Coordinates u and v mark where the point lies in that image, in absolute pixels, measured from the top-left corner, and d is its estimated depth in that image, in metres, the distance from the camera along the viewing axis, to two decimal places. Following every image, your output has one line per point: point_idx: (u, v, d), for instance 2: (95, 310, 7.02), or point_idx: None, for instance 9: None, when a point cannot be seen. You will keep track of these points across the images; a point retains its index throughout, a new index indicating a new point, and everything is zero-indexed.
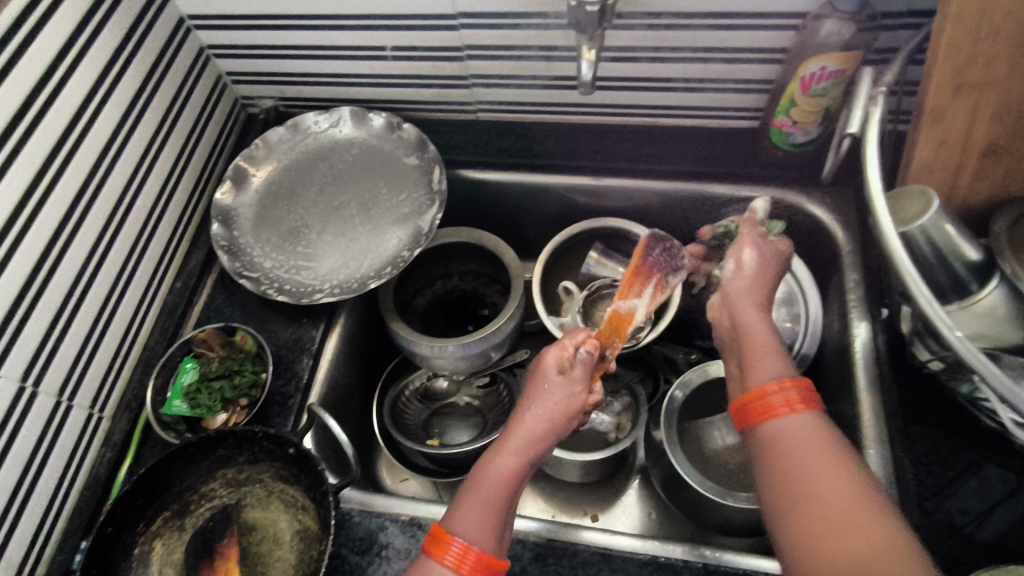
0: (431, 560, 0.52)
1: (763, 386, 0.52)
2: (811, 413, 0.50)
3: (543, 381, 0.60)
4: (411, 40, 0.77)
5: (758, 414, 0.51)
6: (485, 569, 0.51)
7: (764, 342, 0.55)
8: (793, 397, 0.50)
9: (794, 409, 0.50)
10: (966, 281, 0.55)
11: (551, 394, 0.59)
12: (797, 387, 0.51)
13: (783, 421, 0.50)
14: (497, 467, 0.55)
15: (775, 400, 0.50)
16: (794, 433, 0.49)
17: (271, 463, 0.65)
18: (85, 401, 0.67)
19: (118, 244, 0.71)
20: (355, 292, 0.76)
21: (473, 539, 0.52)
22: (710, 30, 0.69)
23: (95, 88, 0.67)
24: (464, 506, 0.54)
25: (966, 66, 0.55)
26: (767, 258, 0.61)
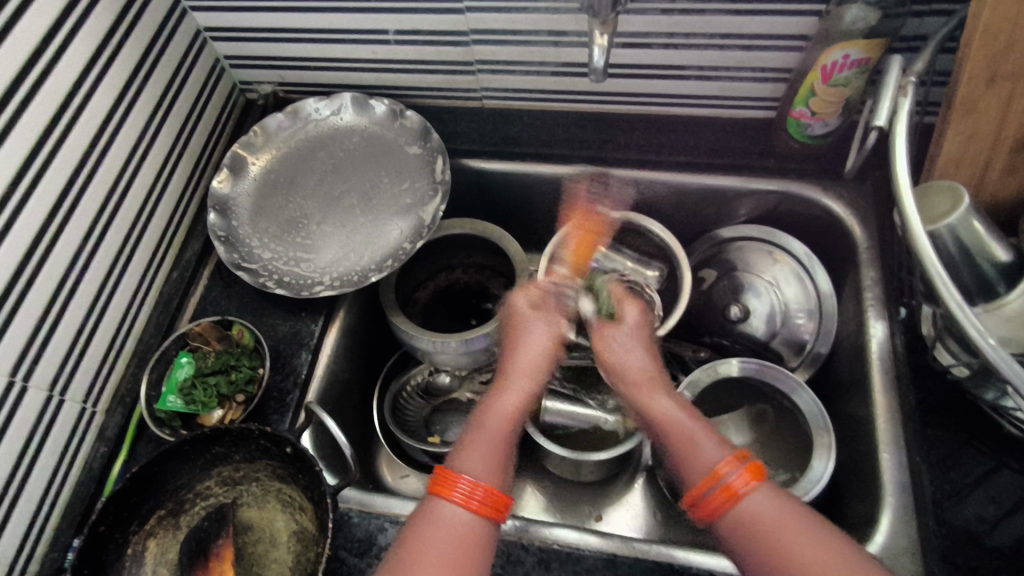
0: (436, 496, 0.50)
1: (712, 472, 0.49)
2: (763, 486, 0.47)
3: (518, 327, 0.65)
4: (415, 24, 0.74)
5: (719, 504, 0.47)
6: (494, 507, 0.49)
7: (685, 421, 0.54)
8: (747, 477, 0.47)
9: (753, 489, 0.47)
10: (994, 282, 0.52)
11: (520, 329, 0.64)
12: (744, 461, 0.48)
13: (745, 504, 0.47)
14: (494, 407, 0.58)
15: (730, 484, 0.47)
16: (763, 515, 0.46)
17: (268, 461, 0.63)
18: (78, 395, 0.66)
19: (112, 234, 0.69)
20: (355, 286, 0.74)
21: (483, 475, 0.51)
22: (728, 15, 0.66)
23: (86, 71, 0.64)
24: (468, 451, 0.53)
25: (1001, 55, 0.52)
26: (628, 344, 0.62)
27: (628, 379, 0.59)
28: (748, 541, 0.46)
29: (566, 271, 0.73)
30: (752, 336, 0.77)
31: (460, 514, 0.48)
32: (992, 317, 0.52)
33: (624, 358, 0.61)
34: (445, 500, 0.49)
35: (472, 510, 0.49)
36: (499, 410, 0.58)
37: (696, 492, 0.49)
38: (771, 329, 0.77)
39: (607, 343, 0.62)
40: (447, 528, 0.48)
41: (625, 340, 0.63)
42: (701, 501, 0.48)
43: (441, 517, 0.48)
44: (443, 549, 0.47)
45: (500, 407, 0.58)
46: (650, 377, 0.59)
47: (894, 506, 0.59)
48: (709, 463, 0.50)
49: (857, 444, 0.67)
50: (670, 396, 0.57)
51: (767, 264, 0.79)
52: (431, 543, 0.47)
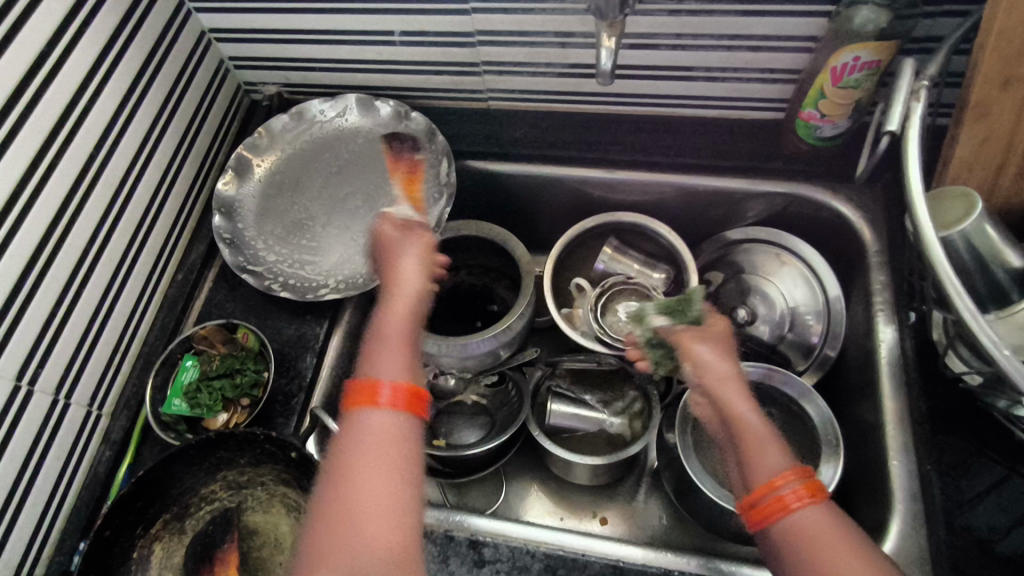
0: (357, 410, 0.46)
1: (769, 481, 0.47)
2: (817, 504, 0.46)
3: (390, 241, 0.58)
4: (420, 25, 0.74)
5: (770, 514, 0.46)
6: (414, 402, 0.46)
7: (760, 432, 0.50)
8: (801, 492, 0.46)
9: (805, 504, 0.45)
10: (1007, 290, 0.52)
11: (383, 244, 0.58)
12: (803, 476, 0.46)
13: (796, 520, 0.45)
14: (385, 317, 0.52)
15: (784, 498, 0.46)
16: (809, 528, 0.45)
17: (273, 465, 0.63)
18: (84, 399, 0.66)
19: (117, 236, 0.69)
20: (361, 290, 0.75)
21: (398, 373, 0.47)
22: (737, 17, 0.65)
23: (91, 74, 0.64)
24: (377, 357, 0.49)
25: (1016, 59, 0.51)
26: (715, 346, 0.57)
27: (708, 380, 0.54)
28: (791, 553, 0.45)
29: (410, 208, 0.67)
30: (758, 340, 0.78)
31: (380, 416, 0.45)
32: (1004, 324, 0.50)
33: (703, 358, 0.55)
34: (364, 410, 0.46)
35: (390, 408, 0.46)
36: (389, 308, 0.53)
37: (752, 499, 0.47)
38: (778, 333, 0.78)
39: (688, 340, 0.57)
40: (372, 430, 0.45)
41: (710, 340, 0.57)
42: (753, 507, 0.47)
43: (363, 426, 0.45)
44: (372, 454, 0.44)
45: (394, 314, 0.52)
46: (732, 380, 0.53)
47: (903, 514, 0.58)
48: (771, 474, 0.47)
49: (865, 449, 0.66)
50: (750, 403, 0.52)
51: (773, 266, 0.79)
52: (359, 452, 0.44)
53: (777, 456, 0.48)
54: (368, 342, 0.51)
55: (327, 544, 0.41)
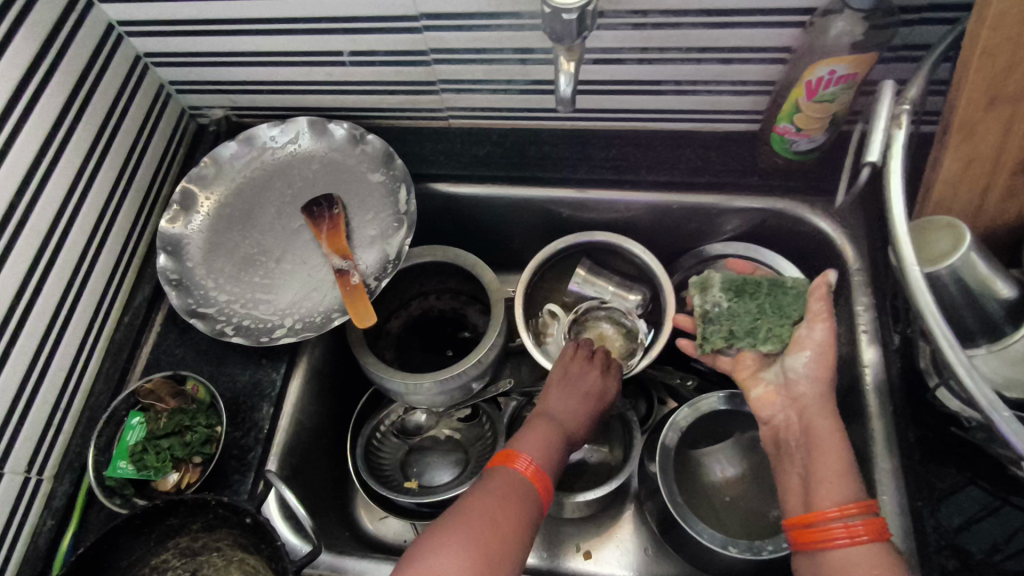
0: (501, 464, 0.60)
1: (825, 509, 0.51)
2: (872, 544, 0.49)
3: (551, 394, 0.68)
4: (370, 45, 0.69)
5: (816, 539, 0.51)
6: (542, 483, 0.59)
7: (834, 460, 0.53)
8: (857, 527, 0.49)
9: (857, 540, 0.49)
10: (999, 323, 0.49)
11: (583, 391, 0.68)
12: (861, 515, 0.50)
13: (841, 551, 0.49)
14: (533, 434, 0.63)
15: (836, 529, 0.50)
16: (853, 561, 0.49)
17: (228, 531, 0.59)
18: (20, 465, 0.61)
19: (49, 287, 0.64)
20: (318, 330, 0.70)
21: (536, 456, 0.61)
22: (705, 29, 0.61)
23: (7, 114, 0.58)
24: (531, 439, 0.63)
25: (1001, 78, 0.48)
26: (831, 353, 0.58)
27: (803, 388, 0.58)
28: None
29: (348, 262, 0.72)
30: None
31: (519, 476, 0.58)
32: (998, 358, 0.48)
33: (821, 361, 0.58)
34: (503, 468, 0.59)
35: (525, 476, 0.58)
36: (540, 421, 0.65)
37: (801, 520, 0.52)
38: None
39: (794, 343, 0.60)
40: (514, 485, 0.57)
41: (824, 343, 0.58)
42: (804, 529, 0.52)
43: (504, 474, 0.58)
44: (502, 493, 0.56)
45: (540, 431, 0.64)
46: (822, 399, 0.57)
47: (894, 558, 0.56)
48: (834, 501, 0.51)
49: None
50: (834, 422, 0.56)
51: None
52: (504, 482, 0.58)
53: (847, 487, 0.52)
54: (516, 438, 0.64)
55: (437, 554, 0.51)
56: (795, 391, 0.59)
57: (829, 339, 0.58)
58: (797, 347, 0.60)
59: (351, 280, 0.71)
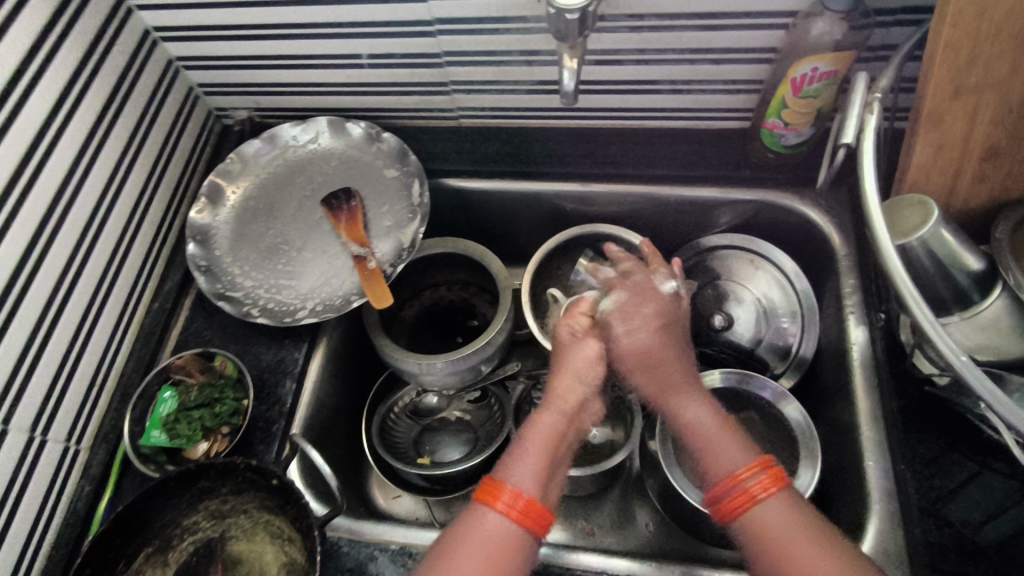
0: (480, 507, 0.52)
1: (733, 474, 0.53)
2: (780, 495, 0.52)
3: (554, 387, 0.60)
4: (387, 48, 0.74)
5: (737, 506, 0.52)
6: (535, 518, 0.51)
7: (715, 422, 0.57)
8: (765, 482, 0.52)
9: (770, 494, 0.51)
10: (969, 292, 0.53)
11: (580, 362, 0.61)
12: (764, 468, 0.52)
13: (761, 508, 0.51)
14: (521, 453, 0.55)
15: (751, 488, 0.52)
16: (774, 521, 0.51)
17: (255, 494, 0.63)
18: (61, 434, 0.65)
19: (89, 269, 0.68)
20: (338, 312, 0.74)
21: (525, 485, 0.52)
22: (698, 31, 0.67)
23: (56, 110, 0.64)
24: (518, 459, 0.54)
25: (965, 68, 0.53)
26: (682, 311, 0.66)
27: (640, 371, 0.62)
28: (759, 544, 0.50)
29: (365, 248, 0.78)
30: (737, 344, 0.77)
31: (503, 523, 0.51)
32: (968, 325, 0.53)
33: (661, 316, 0.64)
34: (485, 512, 0.52)
35: (507, 517, 0.51)
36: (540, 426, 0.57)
37: (717, 492, 0.53)
38: (755, 337, 0.77)
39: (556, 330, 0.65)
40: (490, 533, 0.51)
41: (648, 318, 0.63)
42: (719, 500, 0.53)
43: (484, 522, 0.51)
44: (482, 548, 0.50)
45: (536, 439, 0.56)
46: (666, 373, 0.61)
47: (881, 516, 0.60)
48: (735, 465, 0.53)
49: (842, 449, 0.68)
50: (686, 397, 0.59)
51: (749, 272, 0.79)
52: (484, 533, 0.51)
53: (739, 444, 0.55)
54: (510, 451, 0.56)
55: None
56: (635, 349, 0.61)
57: (675, 301, 0.66)
58: (637, 311, 0.63)
59: (367, 265, 0.76)
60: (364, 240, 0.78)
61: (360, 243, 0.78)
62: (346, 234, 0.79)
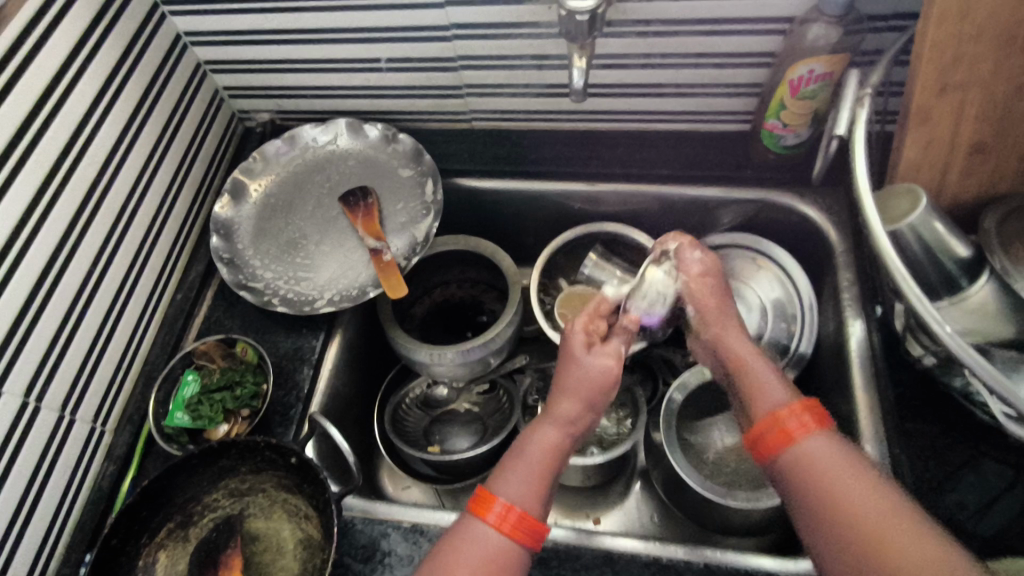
0: (473, 519, 0.53)
1: (775, 415, 0.54)
2: (824, 433, 0.52)
3: (558, 401, 0.61)
4: (405, 52, 0.78)
5: (779, 444, 0.53)
6: (526, 531, 0.53)
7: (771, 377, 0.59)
8: (807, 421, 0.53)
9: (811, 431, 0.52)
10: (957, 278, 0.56)
11: (586, 377, 0.62)
12: (807, 409, 0.54)
13: (804, 443, 0.52)
14: (518, 465, 0.57)
15: (794, 427, 0.53)
16: (818, 457, 0.51)
17: (273, 472, 0.66)
18: (88, 414, 0.68)
19: (120, 257, 0.72)
20: (354, 302, 0.77)
21: (518, 498, 0.54)
22: (700, 35, 0.70)
23: (94, 105, 0.68)
24: (510, 472, 0.56)
25: (950, 68, 0.56)
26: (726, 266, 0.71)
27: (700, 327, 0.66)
28: (805, 481, 0.50)
29: (382, 242, 0.80)
30: None
31: (494, 534, 0.52)
32: (957, 309, 0.56)
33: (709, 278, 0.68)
34: (477, 520, 0.53)
35: (500, 528, 0.52)
36: (539, 438, 0.59)
37: (761, 432, 0.54)
38: (756, 333, 0.79)
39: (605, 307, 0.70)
40: (483, 544, 0.51)
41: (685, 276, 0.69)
42: (763, 442, 0.54)
43: (476, 533, 0.52)
44: (478, 553, 0.51)
45: (534, 455, 0.57)
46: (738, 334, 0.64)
47: None
48: (777, 407, 0.55)
49: None
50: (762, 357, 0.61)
51: (751, 270, 0.81)
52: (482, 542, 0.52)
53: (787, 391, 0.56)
54: (505, 459, 0.58)
55: None
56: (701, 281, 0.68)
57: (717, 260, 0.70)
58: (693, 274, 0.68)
59: (384, 257, 0.79)
60: (380, 235, 0.81)
61: (377, 237, 0.81)
62: (363, 230, 0.81)
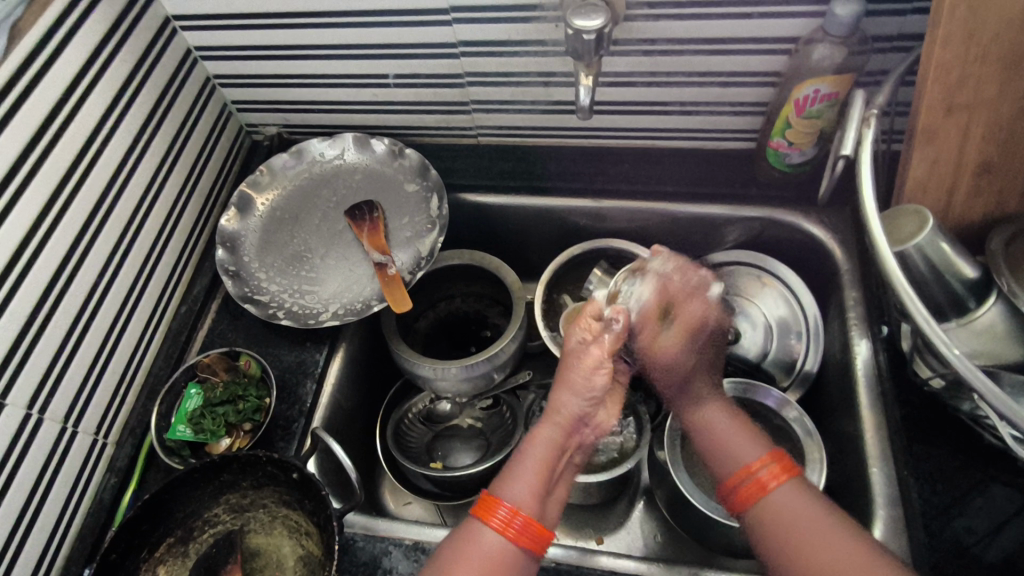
0: (477, 523, 0.53)
1: (748, 466, 0.57)
2: (793, 483, 0.56)
3: (555, 397, 0.59)
4: (412, 68, 0.79)
5: (752, 495, 0.56)
6: (530, 536, 0.53)
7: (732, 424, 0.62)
8: (775, 472, 0.56)
9: (780, 483, 0.56)
10: (965, 299, 0.56)
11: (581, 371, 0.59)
12: (776, 459, 0.57)
13: (773, 496, 0.55)
14: (520, 469, 0.56)
15: (762, 478, 0.56)
16: (787, 508, 0.54)
17: (274, 487, 0.65)
18: (90, 427, 0.68)
19: (126, 269, 0.72)
20: (358, 315, 0.78)
21: (522, 502, 0.53)
22: (706, 55, 0.71)
23: (104, 118, 0.68)
24: (516, 475, 0.55)
25: (954, 89, 0.56)
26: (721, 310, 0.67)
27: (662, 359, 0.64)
28: (774, 532, 0.54)
29: (387, 257, 0.81)
30: (744, 358, 0.79)
31: (497, 539, 0.52)
32: (965, 331, 0.56)
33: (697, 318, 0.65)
34: (480, 524, 0.53)
35: (502, 534, 0.52)
36: (538, 442, 0.57)
37: (735, 480, 0.57)
38: (762, 351, 0.78)
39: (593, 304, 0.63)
40: (485, 547, 0.52)
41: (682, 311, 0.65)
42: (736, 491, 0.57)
43: (479, 537, 0.52)
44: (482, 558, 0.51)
45: (535, 454, 0.57)
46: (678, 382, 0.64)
47: (885, 520, 0.61)
48: (749, 458, 0.58)
49: (845, 460, 0.69)
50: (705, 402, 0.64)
51: (756, 288, 0.81)
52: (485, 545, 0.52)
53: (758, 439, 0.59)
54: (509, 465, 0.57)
55: None
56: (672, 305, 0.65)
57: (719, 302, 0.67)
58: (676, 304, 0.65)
59: (389, 271, 0.80)
60: (385, 249, 0.81)
61: (382, 251, 0.81)
62: (367, 244, 0.82)
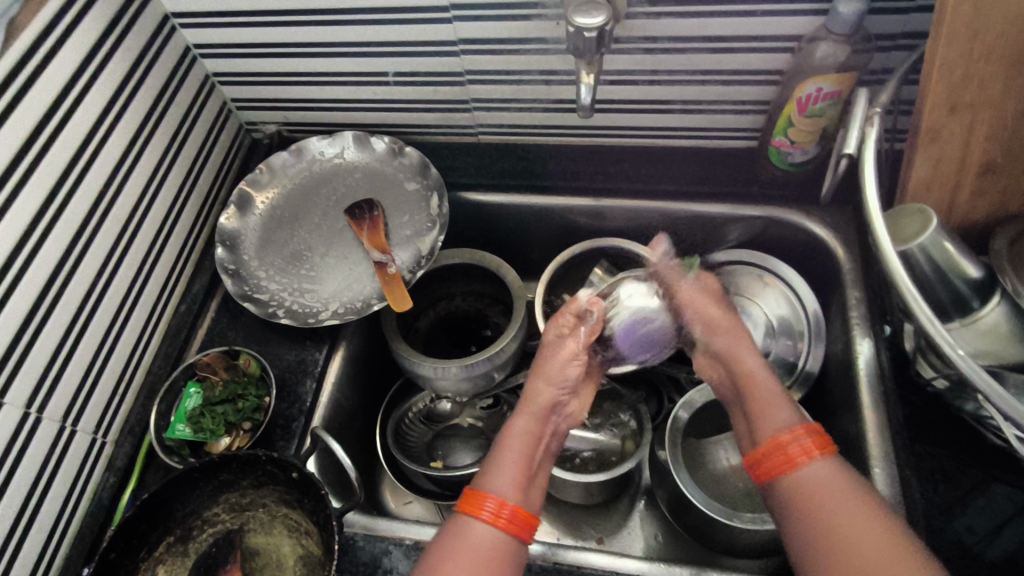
0: (465, 518, 0.52)
1: (778, 437, 0.56)
2: (825, 458, 0.54)
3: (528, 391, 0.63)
4: (412, 66, 0.78)
5: (780, 466, 0.55)
6: (519, 524, 0.53)
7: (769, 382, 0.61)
8: (808, 445, 0.55)
9: (812, 457, 0.54)
10: (968, 298, 0.55)
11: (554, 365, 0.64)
12: (810, 433, 0.55)
13: (803, 470, 0.54)
14: (500, 458, 0.57)
15: (793, 449, 0.55)
16: (817, 484, 0.53)
17: (274, 486, 0.65)
18: (89, 426, 0.67)
19: (125, 267, 0.71)
20: (358, 314, 0.77)
21: (507, 494, 0.54)
22: (707, 53, 0.70)
23: (102, 115, 0.68)
24: (499, 464, 0.56)
25: (958, 88, 0.56)
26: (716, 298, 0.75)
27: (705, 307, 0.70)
28: (801, 509, 0.52)
29: (387, 255, 0.80)
30: None
31: (490, 531, 0.52)
32: (969, 330, 0.56)
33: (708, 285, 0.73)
34: (470, 517, 0.52)
35: (493, 525, 0.52)
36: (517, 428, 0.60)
37: (763, 452, 0.56)
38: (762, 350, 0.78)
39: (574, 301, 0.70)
40: (477, 541, 0.51)
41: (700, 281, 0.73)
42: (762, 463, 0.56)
43: (470, 531, 0.52)
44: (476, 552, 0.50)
45: (516, 442, 0.59)
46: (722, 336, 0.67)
47: None
48: (782, 428, 0.57)
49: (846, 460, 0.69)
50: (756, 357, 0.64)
51: (758, 288, 0.81)
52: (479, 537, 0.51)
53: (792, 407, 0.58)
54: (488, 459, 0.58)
55: None
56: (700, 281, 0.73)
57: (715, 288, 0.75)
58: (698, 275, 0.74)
59: (389, 270, 0.79)
60: (385, 247, 0.81)
61: (382, 249, 0.81)
62: (367, 242, 0.82)
